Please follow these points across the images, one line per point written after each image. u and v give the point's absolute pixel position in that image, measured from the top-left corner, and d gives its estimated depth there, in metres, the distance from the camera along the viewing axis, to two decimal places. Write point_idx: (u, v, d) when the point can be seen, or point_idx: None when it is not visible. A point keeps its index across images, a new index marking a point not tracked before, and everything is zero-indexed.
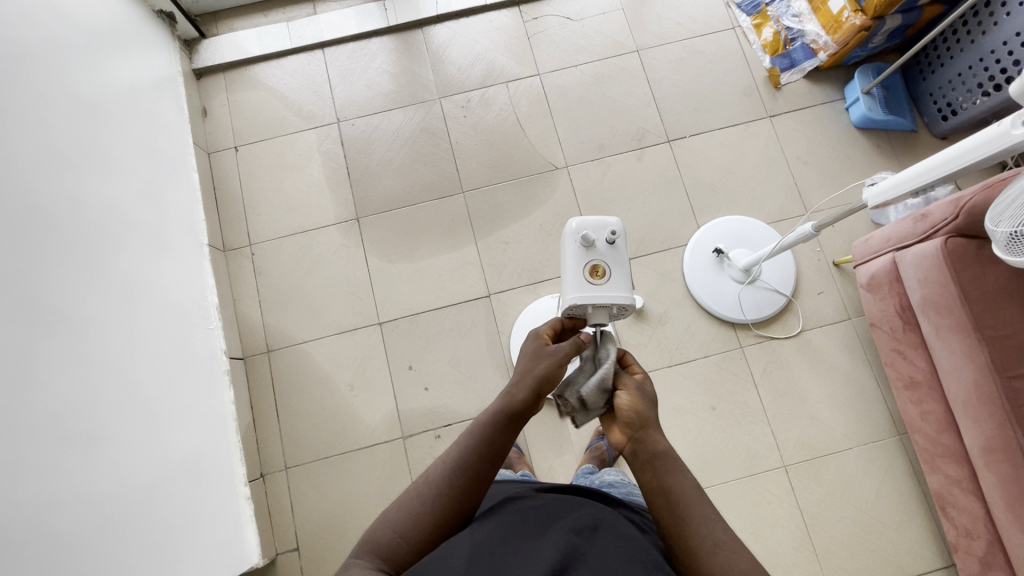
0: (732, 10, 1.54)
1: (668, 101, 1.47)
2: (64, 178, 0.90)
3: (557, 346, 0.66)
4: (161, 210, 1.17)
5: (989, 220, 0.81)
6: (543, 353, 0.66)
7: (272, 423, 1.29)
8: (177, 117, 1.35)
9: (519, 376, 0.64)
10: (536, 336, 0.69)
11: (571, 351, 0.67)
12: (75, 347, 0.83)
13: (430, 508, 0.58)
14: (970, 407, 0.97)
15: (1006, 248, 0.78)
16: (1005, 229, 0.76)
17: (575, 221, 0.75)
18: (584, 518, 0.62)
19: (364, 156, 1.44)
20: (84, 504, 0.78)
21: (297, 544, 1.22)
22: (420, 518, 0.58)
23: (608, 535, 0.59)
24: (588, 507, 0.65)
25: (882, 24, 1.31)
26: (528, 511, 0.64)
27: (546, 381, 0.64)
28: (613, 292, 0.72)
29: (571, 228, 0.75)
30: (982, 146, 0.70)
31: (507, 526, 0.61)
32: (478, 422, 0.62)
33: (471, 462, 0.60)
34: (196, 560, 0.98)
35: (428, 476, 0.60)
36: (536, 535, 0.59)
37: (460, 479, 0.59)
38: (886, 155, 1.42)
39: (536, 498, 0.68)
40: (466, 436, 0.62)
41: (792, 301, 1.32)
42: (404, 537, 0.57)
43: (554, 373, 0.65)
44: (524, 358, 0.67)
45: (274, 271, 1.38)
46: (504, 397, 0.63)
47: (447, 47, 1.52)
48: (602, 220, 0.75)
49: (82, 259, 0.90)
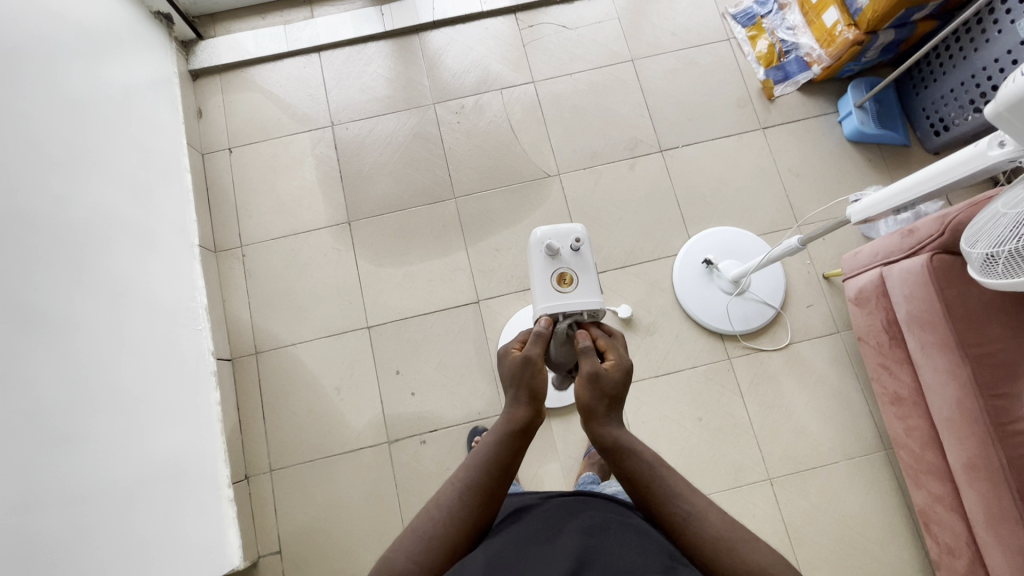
0: (727, 21, 1.55)
1: (661, 111, 1.47)
2: (55, 178, 0.90)
3: (524, 354, 0.63)
4: (152, 211, 1.18)
5: (966, 240, 0.82)
6: (519, 368, 0.63)
7: (257, 425, 1.29)
8: (171, 118, 1.36)
9: (518, 390, 0.63)
10: (506, 354, 0.65)
11: (538, 353, 0.64)
12: (59, 347, 0.83)
13: (443, 530, 0.56)
14: (954, 423, 0.97)
15: (982, 269, 0.79)
16: (980, 250, 0.77)
17: (540, 230, 0.75)
18: (590, 521, 0.60)
19: (357, 160, 1.45)
20: (60, 506, 0.77)
21: (279, 547, 1.22)
22: (431, 540, 0.55)
23: (617, 532, 0.57)
24: (594, 509, 0.63)
25: (875, 39, 1.31)
26: (532, 521, 0.62)
27: (537, 392, 0.63)
28: (583, 299, 0.71)
29: (535, 237, 0.75)
30: (959, 166, 0.71)
31: (509, 539, 0.58)
32: (486, 442, 0.61)
33: (483, 480, 0.59)
34: (177, 562, 0.98)
35: (437, 497, 0.58)
36: (539, 545, 0.56)
37: (471, 497, 0.58)
38: (877, 169, 1.43)
39: (539, 507, 0.66)
40: (476, 456, 0.60)
41: (780, 313, 1.32)
42: (421, 563, 0.54)
43: (538, 383, 0.63)
44: (503, 380, 0.64)
45: (265, 273, 1.38)
46: (508, 414, 0.62)
47: (443, 53, 1.52)
48: (565, 227, 0.75)
49: (70, 259, 0.90)
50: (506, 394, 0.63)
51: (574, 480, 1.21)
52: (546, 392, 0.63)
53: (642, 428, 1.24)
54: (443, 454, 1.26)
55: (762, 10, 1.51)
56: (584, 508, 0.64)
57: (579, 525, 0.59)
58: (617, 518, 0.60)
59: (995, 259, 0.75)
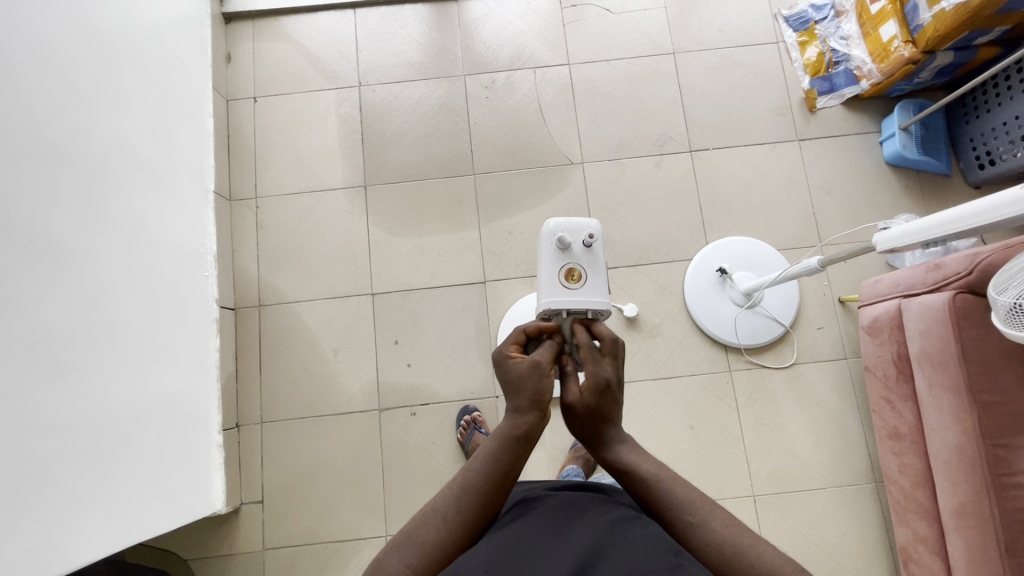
0: (779, 24, 1.48)
1: (696, 109, 1.43)
2: (72, 108, 0.89)
3: (533, 359, 0.61)
4: (169, 152, 1.17)
5: (994, 286, 0.79)
6: (525, 374, 0.61)
7: (253, 377, 1.30)
8: (199, 60, 1.34)
9: (517, 401, 0.61)
10: (505, 358, 0.63)
11: (548, 360, 0.62)
12: (63, 277, 0.84)
13: (440, 534, 0.54)
14: (951, 467, 0.94)
15: (1005, 319, 0.76)
16: (1008, 298, 0.74)
17: (554, 221, 0.73)
18: (602, 517, 0.57)
19: (381, 123, 1.43)
20: (52, 433, 0.79)
21: (261, 497, 1.24)
22: (428, 544, 0.54)
23: (626, 529, 0.55)
24: (604, 506, 0.60)
25: (931, 60, 1.24)
26: (536, 515, 0.59)
27: (541, 399, 0.60)
28: (590, 298, 0.69)
29: (547, 229, 0.73)
30: (995, 207, 0.67)
31: (516, 536, 0.55)
32: (484, 447, 0.59)
33: (481, 487, 0.57)
34: (157, 501, 0.99)
35: (435, 500, 0.57)
36: (544, 537, 0.55)
37: (471, 503, 0.56)
38: (912, 196, 1.37)
39: (545, 502, 0.62)
40: (473, 462, 0.59)
41: (789, 332, 1.30)
42: (414, 569, 0.52)
43: (540, 390, 0.61)
44: (503, 385, 0.62)
45: (277, 228, 1.38)
46: (506, 423, 0.60)
47: (480, 23, 1.48)
48: (579, 222, 0.73)
49: (83, 191, 0.90)
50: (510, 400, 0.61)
51: (558, 470, 1.22)
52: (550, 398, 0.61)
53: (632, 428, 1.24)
54: (431, 428, 1.26)
55: (818, 15, 1.43)
56: (596, 503, 0.61)
57: (589, 521, 0.57)
58: (628, 517, 0.58)
59: None
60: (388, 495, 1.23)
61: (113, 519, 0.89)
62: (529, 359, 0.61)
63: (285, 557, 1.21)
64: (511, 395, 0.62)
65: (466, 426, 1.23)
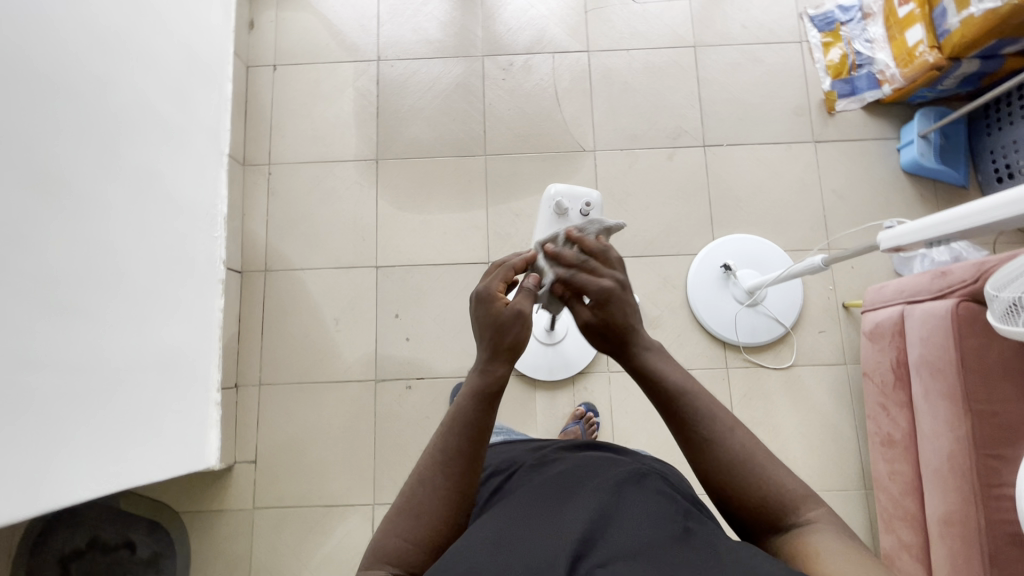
0: (804, 23, 1.46)
1: (713, 104, 1.42)
2: (95, 59, 0.91)
3: (516, 307, 0.60)
4: (188, 111, 1.19)
5: (992, 285, 0.81)
6: (508, 321, 0.60)
7: (254, 340, 1.32)
8: (223, 24, 1.36)
9: (489, 353, 0.61)
10: (490, 298, 0.62)
11: (530, 310, 0.61)
12: (76, 222, 0.85)
13: (433, 509, 0.55)
14: (940, 476, 0.94)
15: (1003, 317, 0.78)
16: (1007, 297, 0.76)
17: (555, 187, 0.80)
18: (609, 479, 0.57)
19: (397, 99, 1.43)
20: (55, 371, 0.81)
21: (254, 458, 1.27)
22: (424, 518, 0.54)
23: (634, 494, 0.55)
24: (611, 467, 0.60)
25: (956, 67, 1.22)
26: (543, 482, 0.59)
27: (516, 348, 0.61)
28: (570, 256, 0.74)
29: (548, 193, 0.80)
30: (994, 207, 0.67)
31: (522, 508, 0.55)
32: (457, 408, 0.59)
33: (463, 450, 0.57)
34: (152, 450, 1.02)
35: (419, 472, 0.57)
36: (554, 505, 0.54)
37: (454, 466, 0.56)
38: (926, 206, 1.35)
39: (551, 469, 0.62)
40: (447, 421, 0.59)
41: (789, 333, 1.29)
42: (416, 544, 0.53)
43: (519, 340, 0.61)
44: (482, 324, 0.62)
45: (287, 195, 1.39)
46: (476, 379, 0.60)
47: (503, 5, 1.48)
48: (579, 191, 0.77)
49: (99, 140, 0.91)
50: (484, 349, 0.61)
51: None
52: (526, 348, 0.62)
53: (625, 416, 1.26)
54: (425, 402, 1.28)
55: (844, 16, 1.41)
56: (603, 464, 0.61)
57: (597, 484, 0.56)
58: (635, 478, 0.58)
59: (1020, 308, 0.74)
60: (378, 464, 1.25)
61: (107, 461, 0.91)
62: (514, 306, 0.61)
63: (274, 517, 1.23)
64: (482, 346, 0.62)
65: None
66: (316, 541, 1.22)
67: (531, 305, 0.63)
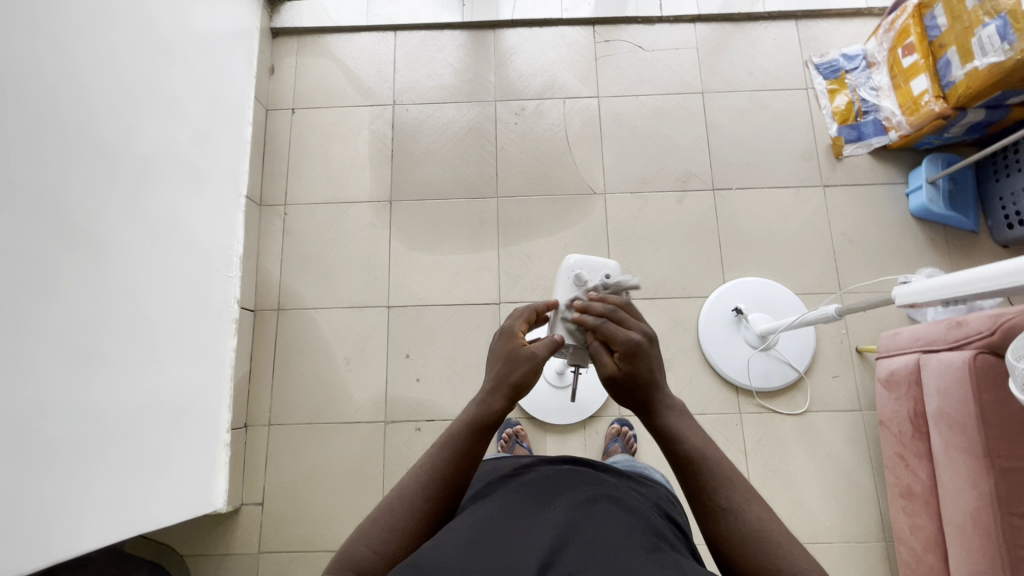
0: (809, 70, 1.49)
1: (721, 149, 1.44)
2: (120, 108, 0.93)
3: (531, 349, 0.62)
4: (208, 155, 1.22)
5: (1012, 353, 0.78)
6: (520, 358, 0.61)
7: (265, 380, 1.32)
8: (244, 71, 1.41)
9: (491, 386, 0.61)
10: (512, 333, 0.64)
11: (543, 353, 0.63)
12: (96, 269, 0.87)
13: (404, 523, 0.55)
14: (965, 533, 0.91)
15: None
16: None
17: (574, 257, 0.75)
18: (584, 495, 0.55)
19: (411, 142, 1.47)
20: (69, 419, 0.81)
21: (261, 500, 1.25)
22: (394, 532, 0.54)
23: (607, 508, 0.53)
24: (587, 483, 0.59)
25: (962, 116, 1.24)
26: (515, 493, 0.57)
27: (519, 389, 0.61)
28: None
29: (566, 264, 0.75)
30: (1005, 274, 0.67)
31: (491, 515, 0.53)
32: (450, 433, 0.59)
33: (445, 472, 0.57)
34: (159, 495, 1.01)
35: (399, 490, 0.57)
36: (528, 516, 0.53)
37: (433, 487, 0.56)
38: (937, 250, 1.35)
39: (527, 480, 0.60)
40: (438, 443, 0.59)
41: (803, 378, 1.28)
42: (381, 554, 0.53)
43: (526, 380, 0.61)
44: (496, 356, 0.63)
45: (302, 235, 1.42)
46: (474, 408, 0.60)
47: (515, 52, 1.52)
48: (598, 261, 0.75)
49: (123, 189, 0.94)
50: (487, 383, 0.62)
51: None
52: (529, 391, 0.61)
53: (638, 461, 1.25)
54: None
55: (849, 64, 1.45)
56: (580, 481, 0.59)
57: (571, 499, 0.55)
58: (611, 495, 0.56)
59: None
60: None
61: (116, 508, 0.90)
62: (530, 349, 0.62)
63: (279, 562, 1.21)
64: (487, 378, 0.62)
65: (507, 438, 1.21)
66: None
67: (547, 352, 0.63)
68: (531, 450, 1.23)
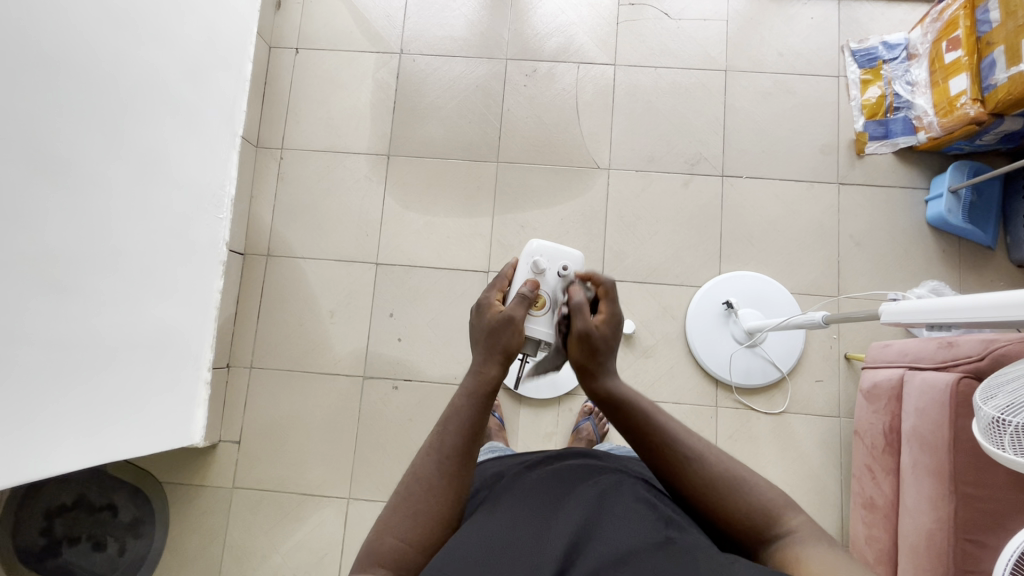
0: (845, 56, 1.39)
1: (737, 133, 1.37)
2: (105, 36, 0.89)
3: (508, 312, 0.62)
4: (202, 92, 1.18)
5: (979, 396, 0.77)
6: (499, 326, 0.62)
7: (249, 324, 1.34)
8: (249, 6, 1.35)
9: (482, 356, 0.61)
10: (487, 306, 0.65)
11: (521, 315, 0.63)
12: (72, 201, 0.85)
13: (416, 535, 0.52)
14: (916, 551, 0.91)
15: (985, 430, 0.73)
16: (990, 410, 0.72)
17: (537, 243, 0.73)
18: (592, 492, 0.56)
19: (416, 95, 1.41)
20: (41, 347, 0.82)
21: (238, 439, 1.29)
22: (408, 544, 0.51)
23: (616, 500, 0.55)
24: (594, 477, 0.60)
25: (998, 123, 1.15)
26: (524, 490, 0.58)
27: (510, 353, 0.62)
28: (542, 325, 0.70)
29: (528, 248, 0.73)
30: (992, 307, 0.64)
31: (503, 517, 0.54)
32: (444, 432, 0.57)
33: (446, 474, 0.55)
34: (134, 427, 1.04)
35: (400, 498, 0.54)
36: (541, 518, 0.53)
37: (438, 489, 0.54)
38: (947, 263, 1.30)
39: (532, 475, 0.62)
40: (433, 445, 0.57)
41: (785, 378, 1.26)
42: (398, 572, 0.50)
43: (512, 345, 0.62)
44: (477, 333, 0.63)
45: (297, 182, 1.39)
46: (469, 383, 0.60)
47: (534, 8, 1.43)
48: (561, 250, 0.72)
49: (109, 121, 0.91)
50: (478, 353, 0.62)
51: None
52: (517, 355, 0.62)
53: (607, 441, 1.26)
54: (410, 404, 1.29)
55: (888, 54, 1.34)
56: (586, 474, 0.61)
57: (581, 493, 0.56)
58: (616, 485, 0.58)
59: (1001, 424, 0.70)
60: (358, 460, 1.27)
61: (89, 437, 0.93)
62: (506, 312, 0.63)
63: (250, 499, 1.26)
64: (476, 352, 0.62)
65: None
66: (289, 528, 1.24)
67: (524, 314, 0.64)
68: (502, 420, 1.25)
